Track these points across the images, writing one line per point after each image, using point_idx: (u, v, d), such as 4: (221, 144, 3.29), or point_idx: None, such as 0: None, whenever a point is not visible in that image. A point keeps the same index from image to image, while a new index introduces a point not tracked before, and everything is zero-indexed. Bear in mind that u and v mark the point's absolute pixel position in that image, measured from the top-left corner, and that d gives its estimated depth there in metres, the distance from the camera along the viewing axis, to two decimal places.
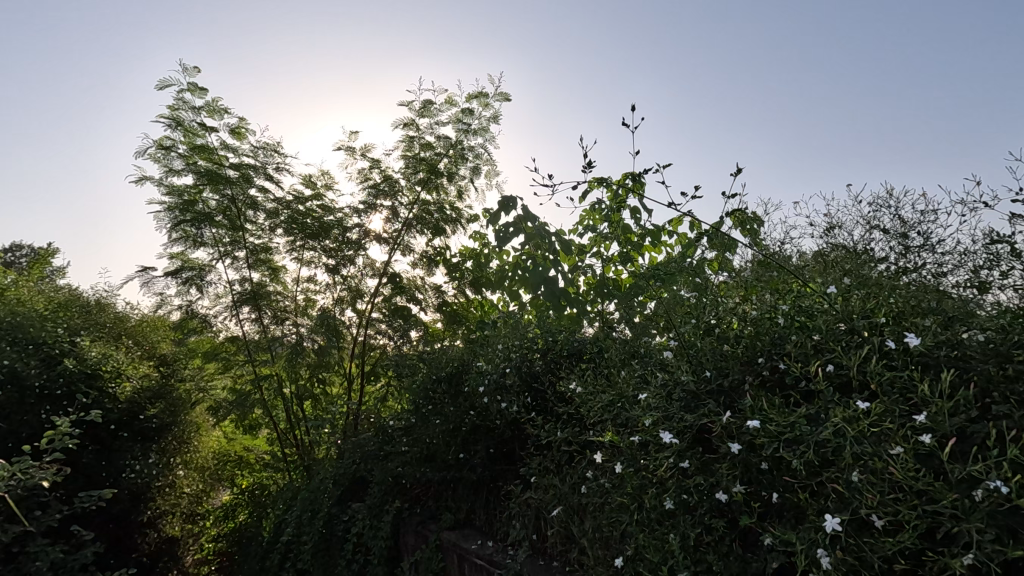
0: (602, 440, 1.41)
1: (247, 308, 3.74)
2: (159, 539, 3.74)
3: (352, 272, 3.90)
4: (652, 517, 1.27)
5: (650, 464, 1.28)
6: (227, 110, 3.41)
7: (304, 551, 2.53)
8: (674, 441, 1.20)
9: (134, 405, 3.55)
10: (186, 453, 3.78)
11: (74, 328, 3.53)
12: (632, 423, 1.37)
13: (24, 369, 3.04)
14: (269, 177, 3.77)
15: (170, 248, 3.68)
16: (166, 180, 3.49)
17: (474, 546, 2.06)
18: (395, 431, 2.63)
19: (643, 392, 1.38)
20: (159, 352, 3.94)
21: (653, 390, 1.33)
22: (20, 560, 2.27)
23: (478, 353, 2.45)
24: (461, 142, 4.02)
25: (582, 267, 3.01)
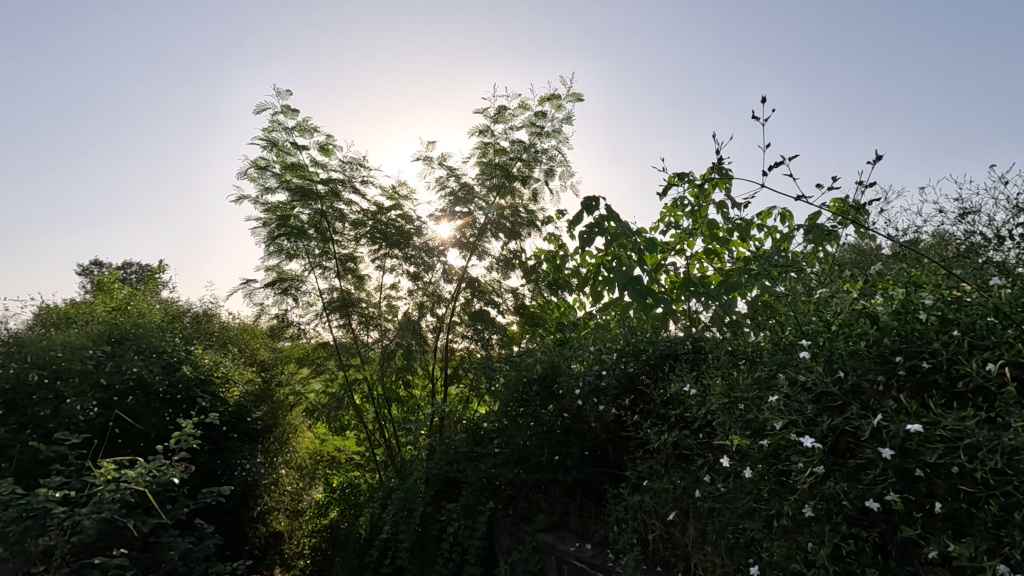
0: (726, 444, 1.38)
1: (337, 315, 3.93)
2: (267, 533, 4.04)
3: (433, 277, 4.01)
4: (786, 525, 1.24)
5: (784, 470, 1.25)
6: (316, 129, 3.61)
7: (404, 547, 2.64)
8: (817, 446, 1.15)
9: (241, 409, 3.83)
10: (286, 454, 4.05)
11: (188, 338, 3.85)
12: (758, 426, 1.33)
13: (150, 376, 3.35)
14: (354, 191, 3.95)
15: (267, 261, 3.94)
16: (263, 198, 3.74)
17: (572, 548, 2.07)
18: (487, 433, 2.67)
19: (768, 394, 1.34)
20: (258, 359, 4.23)
21: (782, 390, 1.28)
22: (155, 548, 2.51)
23: (568, 355, 2.45)
24: (534, 146, 4.05)
25: (665, 265, 2.96)
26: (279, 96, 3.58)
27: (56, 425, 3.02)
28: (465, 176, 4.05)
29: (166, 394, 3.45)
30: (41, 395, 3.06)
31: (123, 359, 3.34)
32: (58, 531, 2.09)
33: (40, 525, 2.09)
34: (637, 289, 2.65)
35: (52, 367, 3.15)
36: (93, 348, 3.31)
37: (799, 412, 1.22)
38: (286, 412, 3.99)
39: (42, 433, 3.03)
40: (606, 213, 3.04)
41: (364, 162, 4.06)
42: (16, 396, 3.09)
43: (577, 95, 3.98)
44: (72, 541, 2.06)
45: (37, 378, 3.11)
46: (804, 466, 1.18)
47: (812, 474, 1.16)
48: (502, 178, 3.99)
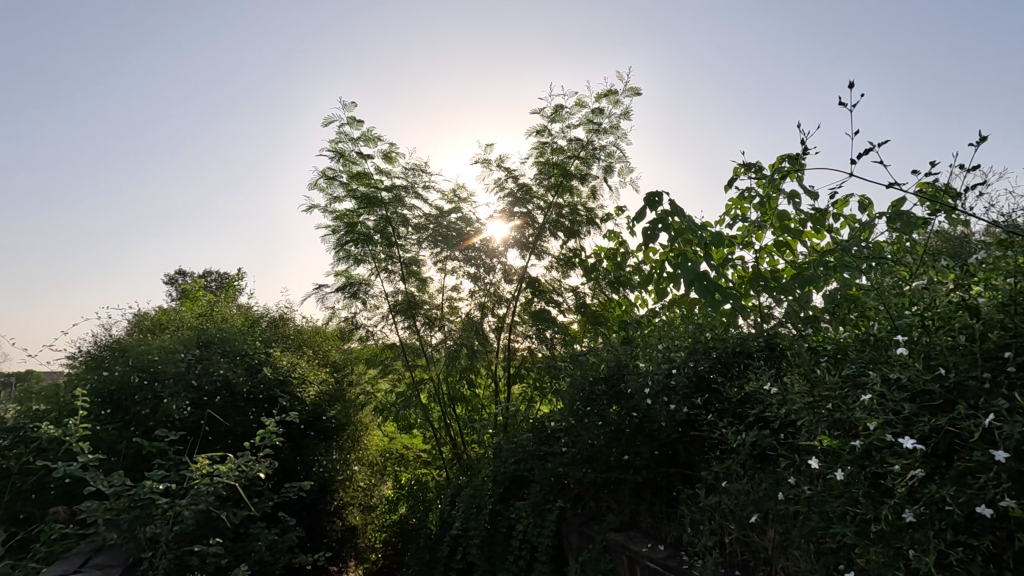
0: (814, 444, 1.34)
1: (402, 317, 4.05)
2: (343, 526, 4.23)
3: (493, 278, 4.05)
4: (883, 531, 1.19)
5: (879, 472, 1.20)
6: (380, 138, 3.73)
7: (474, 543, 2.69)
8: (918, 447, 1.11)
9: (317, 407, 4.02)
10: (358, 451, 4.22)
11: (267, 340, 4.09)
12: (850, 426, 1.29)
13: (235, 378, 3.58)
14: (417, 196, 4.06)
15: (337, 266, 4.12)
16: (332, 207, 3.92)
17: (644, 549, 2.05)
18: (553, 432, 2.67)
19: (859, 392, 1.29)
20: (330, 360, 4.43)
21: (875, 389, 1.23)
22: (245, 538, 2.68)
23: (635, 354, 2.42)
24: (592, 143, 4.01)
25: (732, 259, 2.86)
26: (344, 108, 3.73)
27: (156, 423, 3.28)
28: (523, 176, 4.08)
29: (249, 394, 3.68)
30: (142, 395, 3.33)
31: (211, 361, 3.58)
32: (162, 520, 2.28)
33: (147, 514, 2.28)
34: (704, 285, 2.58)
35: (150, 370, 3.42)
36: (185, 352, 3.57)
37: (896, 411, 1.18)
38: (356, 411, 4.16)
39: (144, 430, 3.31)
40: (669, 208, 2.98)
41: (425, 168, 4.16)
42: (121, 396, 3.38)
43: (635, 90, 3.92)
44: (175, 529, 2.24)
45: (138, 380, 3.40)
46: (903, 468, 1.13)
47: (914, 477, 1.11)
48: (561, 177, 3.99)
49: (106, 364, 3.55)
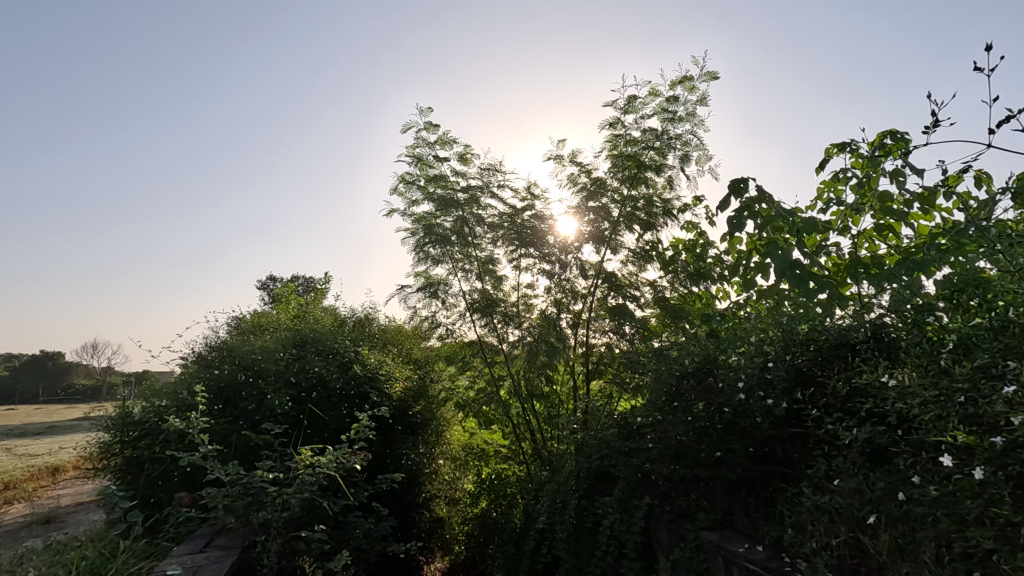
0: (947, 441, 1.26)
1: (480, 315, 4.12)
2: (431, 518, 4.34)
3: (568, 274, 4.06)
4: None
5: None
6: (455, 141, 3.82)
7: (561, 537, 2.71)
8: None
9: (404, 402, 4.18)
10: (442, 445, 4.35)
11: (355, 339, 4.31)
12: (992, 422, 1.22)
13: (329, 375, 3.80)
14: (492, 195, 4.13)
15: (417, 267, 4.28)
16: (411, 210, 4.07)
17: (741, 549, 1.97)
18: (639, 428, 2.62)
19: (1002, 384, 1.22)
20: (413, 357, 4.61)
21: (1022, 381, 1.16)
22: (344, 526, 2.84)
23: (725, 347, 2.35)
24: (666, 132, 3.91)
25: (826, 246, 2.71)
26: (421, 113, 3.85)
27: (261, 417, 3.55)
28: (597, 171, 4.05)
29: (342, 390, 3.89)
30: (249, 392, 3.62)
31: (306, 360, 3.83)
32: (272, 506, 2.45)
33: (258, 501, 2.46)
34: (796, 274, 2.44)
35: (255, 368, 3.71)
36: (283, 351, 3.83)
37: None
38: (439, 407, 4.30)
39: (251, 423, 3.59)
40: (757, 194, 2.84)
41: (499, 167, 4.22)
42: (231, 393, 3.69)
43: (712, 75, 3.78)
44: (284, 515, 2.41)
45: (245, 377, 3.69)
46: None
47: None
48: (635, 169, 3.91)
49: (216, 364, 3.88)
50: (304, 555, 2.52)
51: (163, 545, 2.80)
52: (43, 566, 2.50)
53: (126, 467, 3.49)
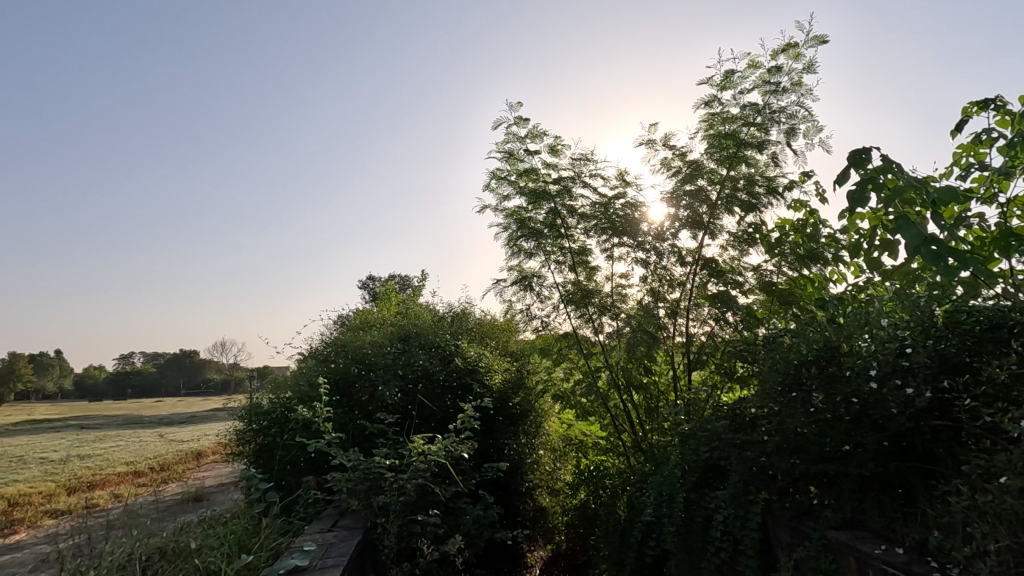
0: None
1: (575, 306, 4.11)
2: (535, 507, 4.39)
3: (665, 262, 3.96)
4: None
5: None
6: (546, 134, 3.83)
7: (670, 531, 2.64)
8: None
9: (504, 394, 4.27)
10: (543, 436, 4.41)
11: (455, 333, 4.47)
12: None
13: (432, 368, 3.98)
14: (584, 185, 4.10)
15: (510, 261, 4.35)
16: (504, 205, 4.14)
17: (877, 551, 1.82)
18: (752, 419, 2.49)
19: None
20: (510, 349, 4.71)
21: None
22: (455, 512, 2.96)
23: (851, 333, 2.18)
24: (768, 106, 3.68)
25: (967, 218, 2.42)
26: (511, 108, 3.89)
27: (374, 408, 3.79)
28: (692, 153, 3.90)
29: (445, 382, 4.05)
30: (362, 383, 3.88)
31: (411, 354, 4.03)
32: (390, 491, 2.61)
33: (377, 486, 2.63)
34: (933, 251, 2.14)
35: (367, 361, 3.98)
36: (391, 346, 4.07)
37: None
38: (537, 399, 4.36)
39: (365, 413, 3.84)
40: (881, 163, 2.60)
41: (590, 157, 4.17)
42: (345, 384, 3.97)
43: (821, 39, 3.50)
44: (401, 499, 2.55)
45: (357, 370, 3.96)
46: None
47: None
48: (734, 148, 3.71)
49: (332, 358, 4.19)
50: (421, 538, 2.66)
51: (296, 523, 3.07)
52: (201, 537, 2.83)
53: (259, 452, 3.86)
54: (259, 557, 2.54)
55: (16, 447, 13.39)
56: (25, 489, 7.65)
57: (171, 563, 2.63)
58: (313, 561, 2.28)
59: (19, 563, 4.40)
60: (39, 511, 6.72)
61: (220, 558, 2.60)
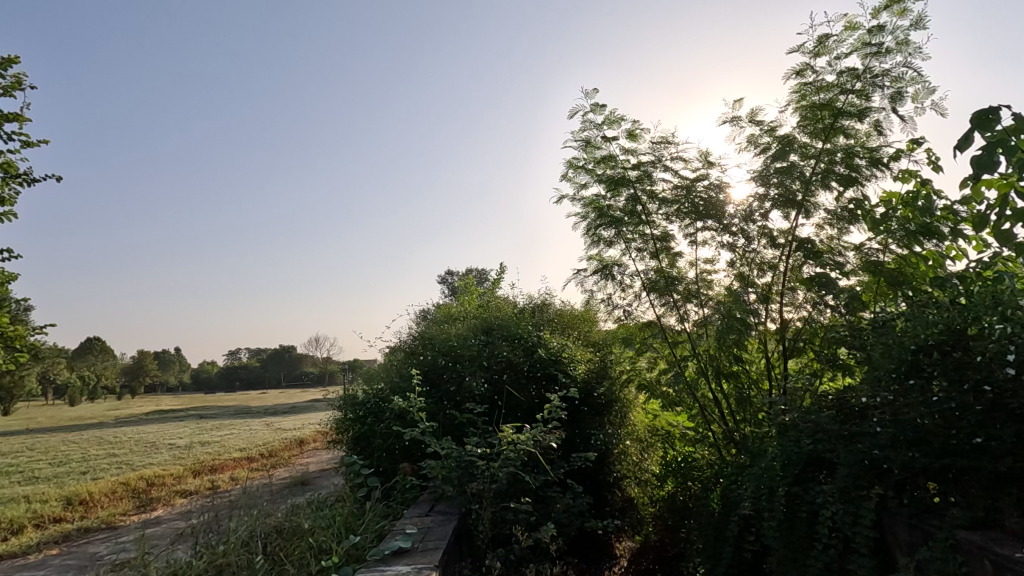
0: None
1: (658, 294, 4.01)
2: (623, 497, 4.36)
3: (754, 245, 3.77)
4: None
5: None
6: (623, 119, 3.75)
7: (770, 526, 2.53)
8: None
9: (589, 383, 4.26)
10: (628, 426, 4.36)
11: (536, 324, 4.50)
12: None
13: (516, 359, 4.04)
14: (664, 169, 3.98)
15: (589, 251, 4.31)
16: (583, 194, 4.10)
17: (1018, 554, 1.65)
18: (862, 409, 2.33)
19: None
20: (592, 339, 4.68)
21: None
22: (545, 500, 2.99)
23: (979, 315, 1.98)
24: (869, 70, 3.39)
25: None
26: (588, 95, 3.83)
27: (462, 398, 3.91)
28: (782, 127, 3.68)
29: (529, 372, 4.09)
30: (450, 374, 4.02)
31: (495, 346, 4.12)
32: (483, 479, 2.68)
33: (470, 473, 2.73)
34: None
35: (454, 353, 4.11)
36: (475, 338, 4.19)
37: None
38: (621, 388, 4.31)
39: (454, 403, 3.98)
40: (1011, 124, 2.33)
41: (671, 139, 4.03)
42: (434, 376, 4.13)
43: None
44: (494, 487, 2.62)
45: (445, 362, 4.11)
46: None
47: None
48: (831, 119, 3.45)
49: (420, 351, 4.36)
50: (514, 525, 2.71)
51: (395, 508, 3.23)
52: (312, 519, 3.05)
53: (358, 440, 4.10)
54: (365, 538, 2.71)
55: (149, 434, 15.09)
56: (159, 471, 8.61)
57: (288, 542, 2.87)
58: (415, 543, 2.40)
59: (161, 535, 4.99)
60: (172, 490, 7.55)
61: (331, 538, 2.80)
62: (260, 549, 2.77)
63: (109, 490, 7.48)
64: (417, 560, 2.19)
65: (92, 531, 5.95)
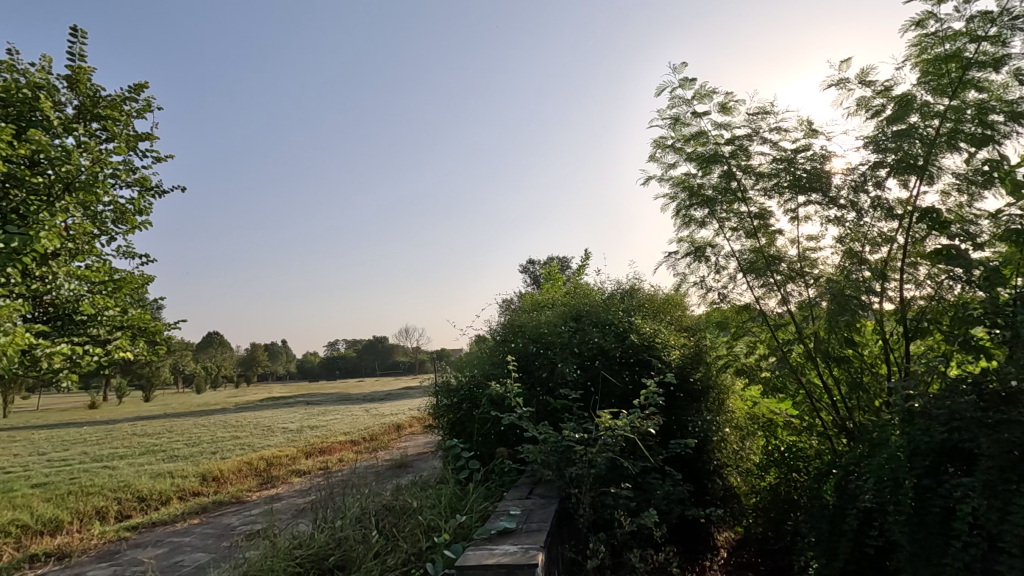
0: None
1: (756, 275, 3.81)
2: (724, 487, 4.19)
3: (867, 219, 3.49)
4: None
5: None
6: (714, 92, 3.57)
7: (897, 520, 2.34)
8: None
9: (685, 369, 4.12)
10: (727, 413, 4.20)
11: (627, 310, 4.42)
12: None
13: (608, 344, 4.00)
14: (761, 142, 3.76)
15: (680, 232, 4.17)
16: (672, 173, 3.96)
17: None
18: (1009, 395, 2.10)
19: None
20: (685, 324, 4.54)
21: None
22: (645, 487, 2.95)
23: None
24: (1007, 12, 3.02)
25: None
26: (675, 70, 3.69)
27: (555, 384, 3.94)
28: (898, 86, 3.36)
29: (622, 358, 4.03)
30: (542, 361, 4.08)
31: (585, 332, 4.11)
32: (581, 463, 2.69)
33: (568, 458, 2.76)
34: None
35: (544, 340, 4.15)
36: (565, 325, 4.20)
37: None
38: (718, 374, 4.15)
39: (547, 389, 4.02)
40: None
41: (769, 109, 3.79)
42: (526, 362, 4.19)
43: None
44: (593, 472, 2.62)
45: (536, 349, 4.17)
46: None
47: None
48: (958, 72, 3.10)
49: (511, 338, 4.44)
50: (615, 510, 2.70)
51: (495, 490, 3.33)
52: (419, 499, 3.22)
53: (455, 425, 4.26)
54: (471, 518, 2.83)
55: (265, 419, 16.57)
56: (277, 452, 9.45)
57: (399, 519, 3.05)
58: (519, 524, 2.46)
59: (284, 510, 5.48)
60: (288, 469, 8.27)
61: (438, 517, 2.94)
62: (374, 525, 2.98)
63: (236, 468, 8.32)
64: (522, 540, 2.25)
65: (225, 504, 6.65)
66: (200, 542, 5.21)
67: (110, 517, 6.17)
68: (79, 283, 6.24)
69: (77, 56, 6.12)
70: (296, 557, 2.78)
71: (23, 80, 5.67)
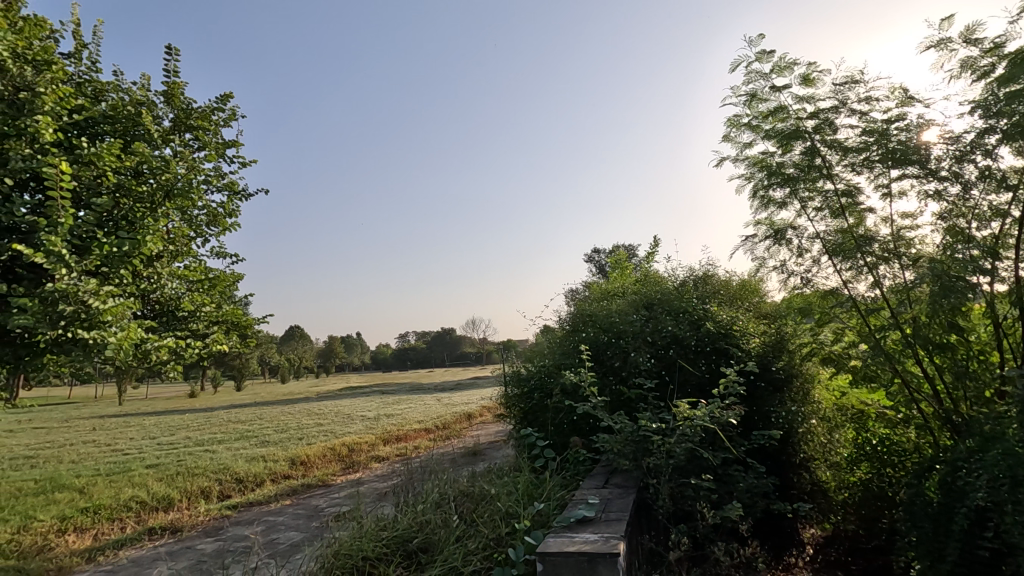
0: None
1: (844, 257, 3.56)
2: (813, 481, 3.91)
3: (973, 193, 3.20)
4: None
5: None
6: (795, 63, 3.36)
7: (1016, 521, 2.14)
8: None
9: (766, 357, 3.93)
10: (814, 404, 3.96)
11: (701, 296, 4.27)
12: None
13: (682, 333, 3.88)
14: (848, 113, 3.50)
15: (759, 214, 3.97)
16: (750, 152, 3.78)
17: None
18: None
19: None
20: (765, 311, 4.32)
21: None
22: (727, 479, 2.85)
23: None
24: None
25: None
26: (752, 43, 3.50)
27: (628, 373, 3.88)
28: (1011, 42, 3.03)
29: (698, 346, 3.91)
30: (613, 350, 4.02)
31: (659, 320, 4.01)
32: (659, 454, 2.65)
33: (645, 448, 2.72)
34: None
35: (616, 329, 4.09)
36: (637, 314, 4.12)
37: None
38: (803, 362, 3.91)
39: (620, 379, 3.96)
40: None
41: (858, 78, 3.52)
42: (598, 352, 4.15)
43: None
44: (672, 463, 2.56)
45: (608, 338, 4.12)
46: None
47: None
48: None
49: (582, 328, 4.42)
50: (695, 501, 2.63)
51: (571, 479, 3.33)
52: (495, 486, 3.27)
53: (527, 414, 4.29)
54: (548, 505, 2.85)
55: (345, 407, 17.46)
56: (357, 439, 9.93)
57: (477, 506, 3.12)
58: (598, 513, 2.45)
59: (367, 494, 5.77)
60: (368, 455, 8.68)
61: (516, 503, 2.98)
62: (454, 510, 3.06)
63: (321, 453, 8.82)
64: (602, 529, 2.25)
65: (312, 487, 7.08)
66: (292, 521, 5.58)
67: (213, 496, 6.72)
68: (180, 282, 6.81)
69: (171, 72, 6.63)
70: (381, 539, 2.91)
71: (128, 98, 6.24)
